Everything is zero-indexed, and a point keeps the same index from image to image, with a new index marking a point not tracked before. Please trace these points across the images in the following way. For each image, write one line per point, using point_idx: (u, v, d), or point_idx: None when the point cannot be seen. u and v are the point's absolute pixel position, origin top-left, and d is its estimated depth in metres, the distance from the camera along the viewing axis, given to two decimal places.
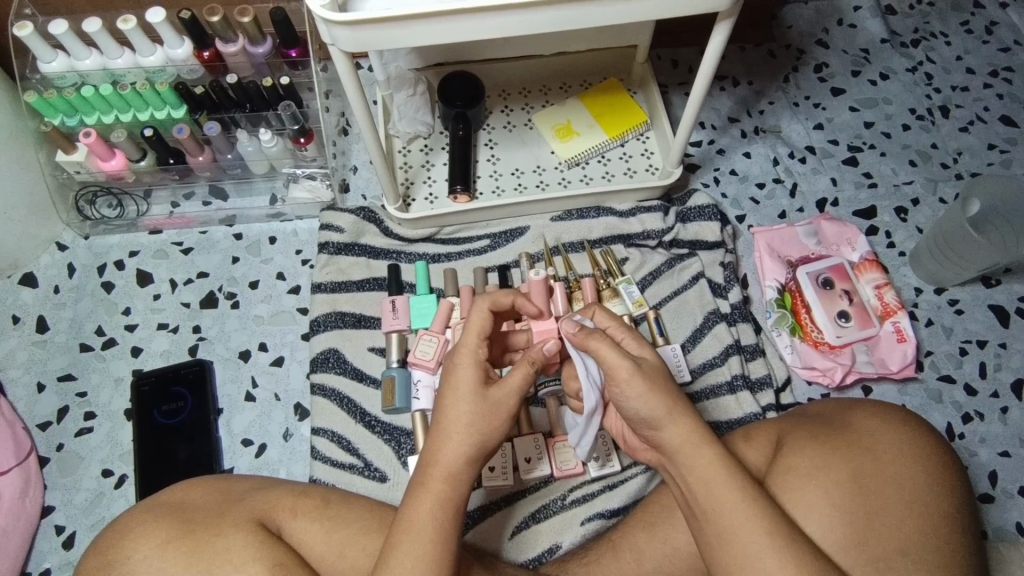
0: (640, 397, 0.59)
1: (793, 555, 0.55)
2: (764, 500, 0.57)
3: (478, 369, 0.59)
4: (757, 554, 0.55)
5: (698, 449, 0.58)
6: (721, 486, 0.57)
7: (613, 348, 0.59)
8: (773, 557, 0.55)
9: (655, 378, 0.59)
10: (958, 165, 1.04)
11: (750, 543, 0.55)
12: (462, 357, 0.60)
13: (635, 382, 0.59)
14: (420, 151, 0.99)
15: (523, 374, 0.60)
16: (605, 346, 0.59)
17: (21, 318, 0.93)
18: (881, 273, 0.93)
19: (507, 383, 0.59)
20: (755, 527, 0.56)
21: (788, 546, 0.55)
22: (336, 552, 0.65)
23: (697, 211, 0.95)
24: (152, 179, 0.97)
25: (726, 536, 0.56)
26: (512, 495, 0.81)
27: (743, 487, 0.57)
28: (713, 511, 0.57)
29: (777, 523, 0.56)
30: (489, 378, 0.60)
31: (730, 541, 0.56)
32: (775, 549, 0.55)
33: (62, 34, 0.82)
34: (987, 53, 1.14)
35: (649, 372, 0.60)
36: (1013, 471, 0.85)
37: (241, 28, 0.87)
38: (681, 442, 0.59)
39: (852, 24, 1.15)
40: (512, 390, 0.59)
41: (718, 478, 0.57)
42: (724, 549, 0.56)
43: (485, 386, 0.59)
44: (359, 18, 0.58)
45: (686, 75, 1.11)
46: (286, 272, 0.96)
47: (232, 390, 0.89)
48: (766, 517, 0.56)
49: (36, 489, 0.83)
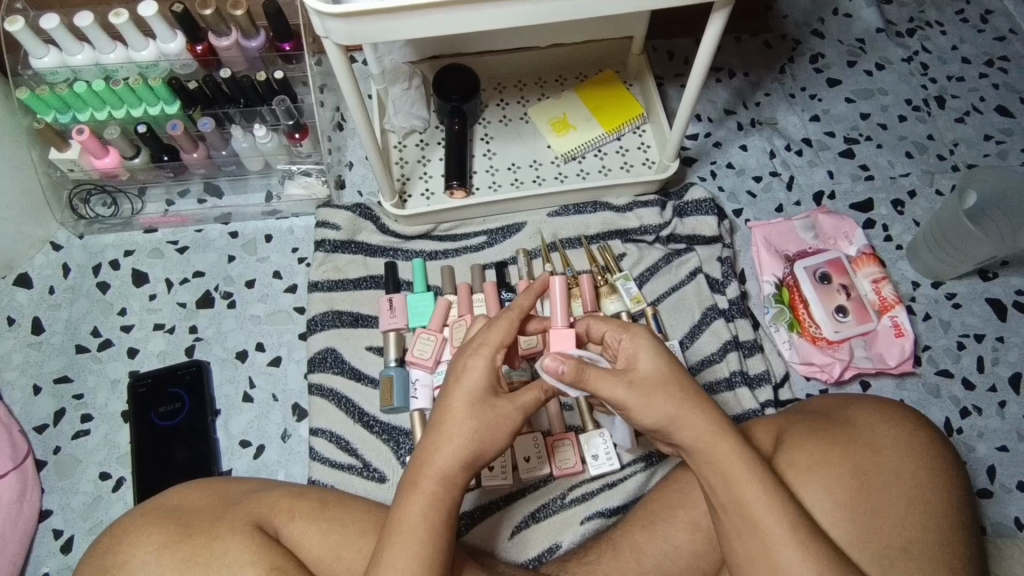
0: (642, 413, 0.58)
1: (811, 548, 0.55)
2: (783, 494, 0.57)
3: (489, 371, 0.58)
4: (776, 546, 0.55)
5: (719, 443, 0.58)
6: (738, 480, 0.57)
7: (605, 379, 0.58)
8: (792, 549, 0.55)
9: (652, 390, 0.58)
10: (955, 156, 1.04)
11: (770, 535, 0.56)
12: (475, 359, 0.58)
13: (634, 405, 0.58)
14: (415, 146, 0.99)
15: (534, 397, 0.60)
16: (597, 376, 0.58)
17: (15, 319, 0.93)
18: (879, 267, 0.93)
19: (514, 396, 0.59)
20: (775, 520, 0.56)
21: (805, 540, 0.56)
22: (334, 555, 0.64)
23: (695, 206, 0.95)
24: (147, 177, 0.96)
25: (745, 528, 0.57)
26: (510, 494, 0.81)
27: (762, 480, 0.57)
28: (731, 504, 0.57)
29: (798, 517, 0.56)
30: (499, 384, 0.59)
31: (749, 535, 0.56)
32: (795, 543, 0.55)
33: (54, 29, 0.81)
34: (983, 42, 1.13)
35: (642, 385, 0.58)
36: (1011, 465, 0.85)
37: (233, 22, 0.86)
38: (698, 439, 0.58)
39: (847, 14, 1.14)
40: (519, 405, 0.59)
41: (736, 471, 0.57)
42: (743, 540, 0.57)
43: (495, 393, 0.58)
44: (351, 10, 0.58)
45: (681, 66, 1.10)
46: (282, 271, 0.96)
47: (229, 391, 0.89)
48: (785, 510, 0.56)
49: (34, 493, 0.83)
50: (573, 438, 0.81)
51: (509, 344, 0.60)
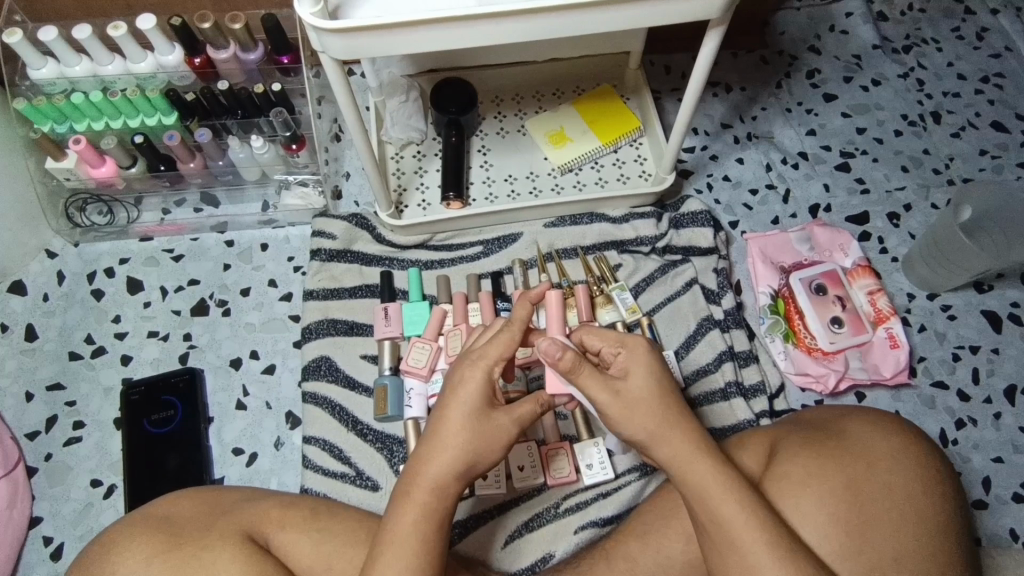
0: (623, 424, 0.58)
1: (793, 565, 0.55)
2: (761, 509, 0.57)
3: (486, 386, 0.58)
4: (758, 564, 0.55)
5: (694, 463, 0.57)
6: (718, 497, 0.57)
7: (594, 383, 0.59)
8: (774, 566, 0.55)
9: (634, 405, 0.58)
10: (950, 170, 1.05)
11: (751, 554, 0.55)
12: (472, 372, 0.58)
13: (617, 413, 0.58)
14: (412, 157, 0.99)
15: (529, 409, 0.60)
16: (589, 377, 0.59)
17: (9, 326, 0.93)
18: (874, 279, 0.93)
19: (511, 409, 0.59)
20: (754, 539, 0.55)
21: (786, 557, 0.55)
22: (324, 564, 0.64)
23: (690, 217, 0.95)
24: (143, 186, 0.96)
25: (726, 545, 0.56)
26: (504, 503, 0.80)
27: (740, 498, 0.57)
28: (714, 524, 0.57)
29: (776, 533, 0.56)
30: (495, 398, 0.59)
31: (730, 552, 0.56)
32: (776, 560, 0.55)
33: (52, 41, 0.82)
34: (979, 59, 1.14)
35: (631, 399, 0.58)
36: (1007, 477, 0.85)
37: (232, 35, 0.87)
38: (674, 456, 0.58)
39: (843, 31, 1.15)
40: (516, 418, 0.59)
41: (714, 488, 0.57)
42: (726, 557, 0.56)
43: (490, 405, 0.58)
44: (347, 26, 0.58)
45: (679, 81, 1.11)
46: (277, 278, 0.96)
47: (223, 399, 0.89)
48: (765, 527, 0.56)
49: (24, 500, 0.82)
50: (568, 447, 0.81)
51: (510, 357, 0.59)
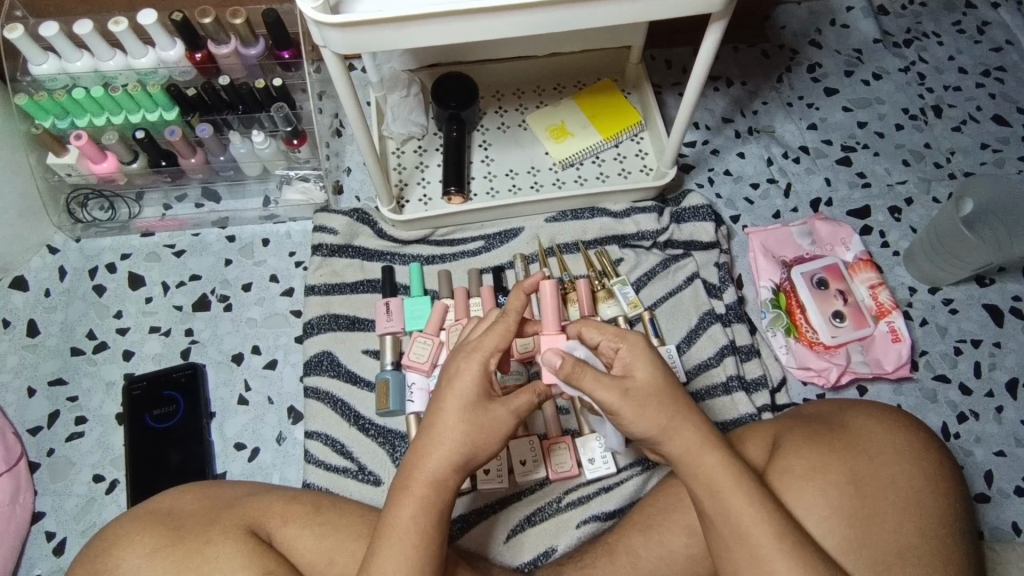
0: (631, 422, 0.58)
1: (800, 558, 0.55)
2: (770, 502, 0.57)
3: (482, 376, 0.58)
4: (764, 557, 0.55)
5: (703, 454, 0.58)
6: (727, 490, 0.57)
7: (599, 383, 0.57)
8: (782, 559, 0.55)
9: (644, 402, 0.57)
10: (952, 164, 1.05)
11: (758, 547, 0.55)
12: (468, 364, 0.58)
13: (625, 412, 0.57)
14: (413, 152, 0.99)
15: (526, 400, 0.59)
16: (594, 380, 0.57)
17: (11, 322, 0.93)
18: (875, 273, 0.93)
19: (508, 400, 0.58)
20: (761, 531, 0.55)
21: (793, 550, 0.55)
22: (327, 559, 0.64)
23: (691, 212, 0.95)
24: (144, 182, 0.96)
25: (734, 538, 0.56)
26: (506, 497, 0.80)
27: (746, 491, 0.57)
28: (721, 518, 0.57)
29: (784, 525, 0.56)
30: (492, 389, 0.59)
31: (738, 545, 0.56)
32: (783, 553, 0.55)
33: (53, 36, 0.82)
34: (980, 53, 1.14)
35: (641, 394, 0.58)
36: (1008, 470, 0.85)
37: (233, 30, 0.87)
38: (682, 448, 0.58)
39: (844, 24, 1.15)
40: (513, 409, 0.58)
41: (721, 480, 0.57)
42: (732, 550, 0.56)
43: (488, 397, 0.58)
44: (349, 20, 0.58)
45: (679, 75, 1.11)
46: (279, 274, 0.96)
47: (225, 394, 0.89)
48: (773, 519, 0.56)
49: (27, 495, 0.82)
50: (570, 442, 0.81)
51: (506, 347, 0.59)
